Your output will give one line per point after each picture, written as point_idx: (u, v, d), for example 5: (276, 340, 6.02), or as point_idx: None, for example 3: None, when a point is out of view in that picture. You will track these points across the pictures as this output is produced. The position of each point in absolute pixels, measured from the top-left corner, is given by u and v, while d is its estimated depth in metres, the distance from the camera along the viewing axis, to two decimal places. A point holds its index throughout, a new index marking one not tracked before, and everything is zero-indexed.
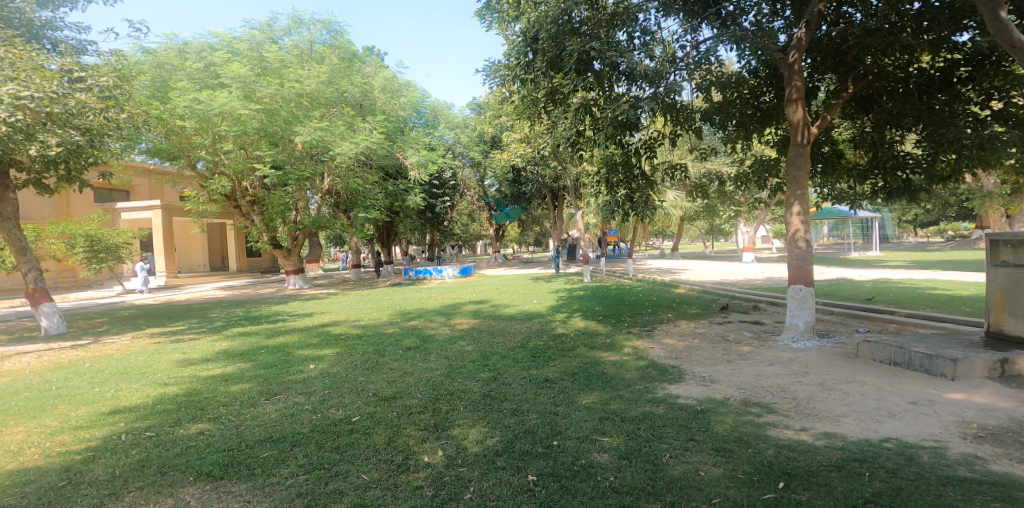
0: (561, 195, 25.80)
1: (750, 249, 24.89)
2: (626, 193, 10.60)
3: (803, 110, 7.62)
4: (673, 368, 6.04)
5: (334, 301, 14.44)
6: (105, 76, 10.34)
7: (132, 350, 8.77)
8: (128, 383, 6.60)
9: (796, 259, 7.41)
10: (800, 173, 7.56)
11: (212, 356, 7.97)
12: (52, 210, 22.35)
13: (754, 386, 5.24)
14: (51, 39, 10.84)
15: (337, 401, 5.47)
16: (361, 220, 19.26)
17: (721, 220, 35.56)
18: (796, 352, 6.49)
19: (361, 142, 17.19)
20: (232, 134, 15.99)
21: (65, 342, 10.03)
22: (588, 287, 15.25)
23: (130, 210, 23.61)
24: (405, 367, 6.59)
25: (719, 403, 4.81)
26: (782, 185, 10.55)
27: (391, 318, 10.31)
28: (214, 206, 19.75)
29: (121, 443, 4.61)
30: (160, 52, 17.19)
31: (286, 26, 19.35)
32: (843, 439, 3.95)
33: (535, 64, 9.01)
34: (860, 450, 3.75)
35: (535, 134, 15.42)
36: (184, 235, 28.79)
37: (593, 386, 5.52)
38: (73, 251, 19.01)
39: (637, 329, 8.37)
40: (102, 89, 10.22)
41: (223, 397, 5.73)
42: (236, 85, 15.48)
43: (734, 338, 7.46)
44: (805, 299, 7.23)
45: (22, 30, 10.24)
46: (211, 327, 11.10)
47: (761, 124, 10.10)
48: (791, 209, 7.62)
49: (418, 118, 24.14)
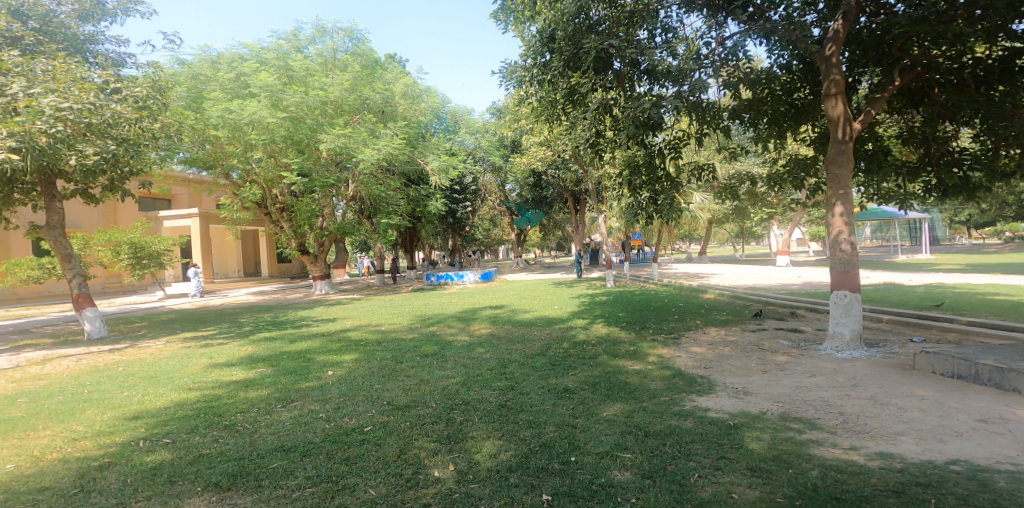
0: (584, 199, 25.47)
1: (784, 252, 24.07)
2: (651, 194, 10.24)
3: (842, 105, 7.18)
4: (703, 378, 5.70)
5: (358, 307, 14.44)
6: (140, 87, 10.59)
7: (163, 355, 8.86)
8: (153, 387, 6.61)
9: (840, 263, 6.95)
10: (841, 171, 7.12)
11: (236, 361, 7.97)
12: (100, 218, 23.23)
13: (793, 399, 4.87)
14: (94, 53, 11.15)
15: (352, 409, 5.33)
16: (384, 226, 19.34)
17: (750, 223, 34.58)
18: (840, 362, 6.06)
19: (384, 148, 17.27)
20: (261, 143, 16.29)
21: (102, 346, 10.25)
22: (612, 292, 14.89)
23: (170, 219, 24.30)
24: (421, 375, 6.42)
25: (754, 417, 4.47)
26: (820, 184, 10.02)
27: (411, 324, 10.19)
28: (246, 213, 20.13)
29: (137, 449, 4.56)
30: (192, 63, 17.63)
31: (312, 36, 19.66)
32: (900, 460, 3.57)
33: (552, 65, 8.76)
34: (921, 473, 3.37)
35: (554, 137, 15.19)
36: (218, 242, 29.51)
37: (616, 396, 5.24)
38: (118, 257, 19.59)
39: (663, 336, 8.02)
40: (137, 100, 10.45)
41: (239, 403, 5.67)
42: (264, 94, 15.75)
43: (768, 347, 7.05)
44: (851, 306, 6.78)
45: (67, 44, 10.54)
46: (239, 332, 11.19)
47: (796, 122, 9.61)
48: (833, 209, 7.18)
49: (439, 124, 24.24)
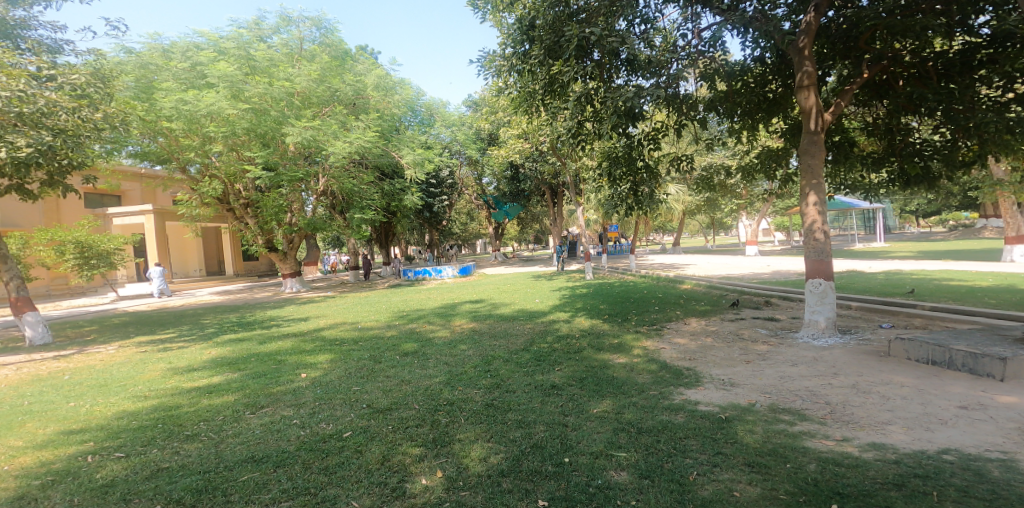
0: (562, 192, 25.42)
1: (753, 242, 24.53)
2: (631, 186, 10.21)
3: (815, 96, 7.21)
4: (688, 371, 5.63)
5: (330, 305, 14.00)
6: (78, 73, 10.00)
7: (116, 360, 8.35)
8: (104, 396, 6.17)
9: (814, 252, 6.99)
10: (814, 161, 7.16)
11: (200, 365, 7.55)
12: (41, 216, 22.00)
13: (779, 390, 4.84)
14: (25, 39, 10.40)
15: (328, 414, 5.06)
16: (357, 221, 18.83)
17: (721, 214, 35.14)
18: (819, 350, 6.09)
19: (356, 141, 16.77)
20: (221, 136, 15.60)
21: (48, 353, 9.61)
22: (590, 284, 14.86)
23: (120, 216, 23.17)
24: (402, 375, 6.19)
25: (745, 410, 4.41)
26: (792, 175, 10.12)
27: (389, 321, 9.88)
28: (208, 210, 19.34)
29: (86, 465, 4.19)
30: (142, 52, 16.75)
31: (275, 25, 18.91)
32: (894, 451, 3.55)
33: (532, 53, 8.57)
34: (917, 464, 3.36)
35: (533, 127, 15.00)
36: (178, 240, 28.35)
37: (604, 392, 5.12)
38: (63, 257, 18.57)
39: (645, 328, 7.97)
40: (74, 88, 9.85)
41: (205, 412, 5.33)
42: (223, 85, 15.05)
43: (749, 336, 7.07)
44: (826, 294, 6.84)
45: None
46: (202, 334, 10.67)
47: (768, 114, 9.65)
48: (807, 199, 7.21)
49: (413, 117, 23.79)
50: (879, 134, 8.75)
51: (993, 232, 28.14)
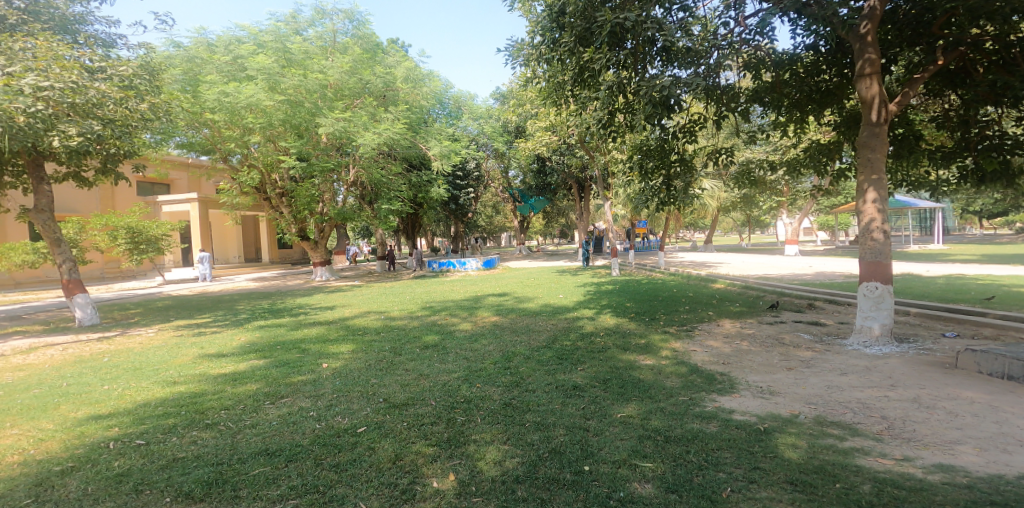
0: (589, 186, 25.00)
1: (793, 241, 23.59)
2: (664, 180, 9.81)
3: (877, 85, 6.71)
4: (722, 376, 5.30)
5: (358, 294, 14.08)
6: (127, 66, 10.13)
7: (153, 344, 8.52)
8: (136, 380, 6.25)
9: (871, 253, 6.50)
10: (875, 155, 6.66)
11: (229, 351, 7.60)
12: (98, 202, 22.92)
13: (825, 401, 4.47)
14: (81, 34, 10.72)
15: (345, 408, 4.97)
16: (385, 212, 18.93)
17: (758, 211, 33.97)
18: (870, 359, 5.65)
19: (384, 133, 16.82)
20: (258, 127, 15.85)
21: (92, 334, 9.90)
22: (618, 281, 14.50)
23: (170, 203, 23.96)
24: (421, 369, 6.05)
25: (786, 421, 4.07)
26: (844, 170, 9.53)
27: (413, 312, 9.80)
28: (246, 199, 19.74)
29: (105, 452, 4.18)
30: (187, 46, 17.13)
31: (311, 17, 19.10)
32: (965, 474, 3.19)
33: (562, 41, 8.25)
34: (994, 490, 3.00)
35: (559, 118, 14.66)
36: (219, 227, 29.14)
37: (630, 395, 4.85)
38: (116, 242, 19.24)
39: (675, 328, 7.62)
40: (123, 79, 9.96)
41: (226, 399, 5.32)
42: (261, 77, 15.27)
43: (788, 341, 6.64)
44: (882, 299, 6.35)
45: (56, 26, 10.11)
46: (234, 320, 10.82)
47: (819, 106, 9.08)
48: (864, 196, 6.71)
49: (442, 109, 23.91)
50: (952, 126, 8.17)
51: None
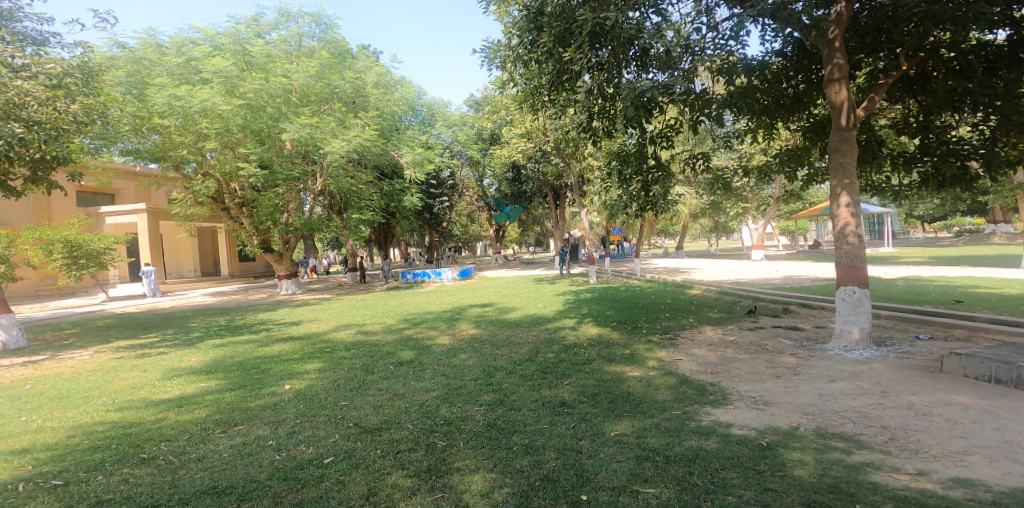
0: (564, 194, 24.88)
1: (759, 246, 23.99)
2: (641, 185, 9.64)
3: (847, 90, 6.66)
4: (713, 386, 5.07)
5: (325, 308, 13.44)
6: (56, 63, 9.41)
7: (88, 368, 7.74)
8: (63, 410, 5.59)
9: (846, 257, 6.43)
10: (846, 159, 6.60)
11: (178, 372, 6.96)
12: (31, 215, 21.45)
13: (822, 410, 4.30)
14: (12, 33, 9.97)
15: (309, 435, 4.51)
16: (356, 222, 18.26)
17: (726, 217, 34.56)
18: (857, 364, 5.54)
19: (354, 140, 16.23)
20: (214, 133, 15.08)
21: (20, 358, 9.00)
22: (595, 288, 14.32)
23: (113, 214, 22.66)
24: (394, 388, 5.63)
25: (788, 434, 3.86)
26: (814, 175, 9.53)
27: (388, 325, 9.31)
28: (202, 210, 18.78)
29: (11, 497, 3.65)
30: (137, 48, 16.25)
31: (274, 20, 18.43)
32: (986, 489, 3.05)
33: (541, 42, 8.02)
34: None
35: (536, 124, 14.45)
36: (172, 240, 27.72)
37: (621, 412, 4.57)
38: (51, 257, 17.97)
39: (658, 337, 7.40)
40: (51, 78, 9.26)
41: (168, 429, 4.76)
42: (218, 80, 14.56)
43: (772, 346, 6.50)
44: (860, 303, 6.26)
45: None
46: (187, 339, 10.08)
47: (789, 113, 9.08)
48: (837, 200, 6.62)
49: (414, 117, 23.47)
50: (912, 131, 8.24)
51: (1003, 237, 27.57)
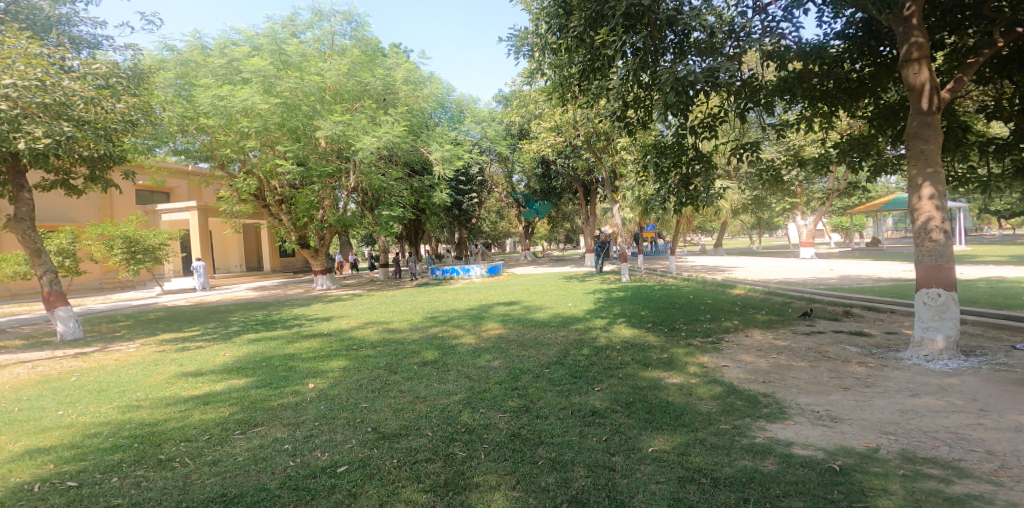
0: (595, 189, 24.30)
1: (808, 244, 22.72)
2: (681, 179, 8.95)
3: (927, 71, 5.97)
4: (767, 397, 4.57)
5: (357, 304, 13.41)
6: (102, 63, 9.59)
7: (130, 360, 7.83)
8: (96, 404, 5.57)
9: (929, 256, 5.75)
10: (929, 146, 5.89)
11: (209, 368, 6.91)
12: (95, 212, 22.48)
13: (903, 429, 3.75)
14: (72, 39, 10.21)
15: (326, 439, 4.28)
16: (386, 218, 18.28)
17: (770, 213, 33.05)
18: (940, 376, 4.90)
19: (384, 136, 16.22)
20: (254, 131, 15.32)
21: (69, 350, 9.22)
22: (628, 287, 13.73)
23: (168, 212, 23.55)
24: (417, 390, 5.36)
25: (867, 458, 3.36)
26: (880, 166, 8.65)
27: (415, 323, 9.09)
28: (246, 207, 19.19)
29: (26, 498, 3.54)
30: (182, 50, 16.68)
31: (308, 20, 18.61)
32: None
33: (571, 26, 7.51)
34: None
35: (566, 117, 13.94)
36: (220, 236, 28.63)
37: (661, 424, 4.14)
38: (112, 252, 18.78)
39: (699, 340, 6.87)
40: (97, 78, 9.45)
41: (189, 429, 4.62)
42: (256, 79, 14.75)
43: (833, 354, 5.87)
44: (946, 308, 5.56)
45: (41, 29, 9.65)
46: (223, 333, 10.15)
47: (850, 99, 8.28)
48: (918, 191, 5.94)
49: (445, 113, 23.42)
50: (1008, 113, 7.36)
51: None
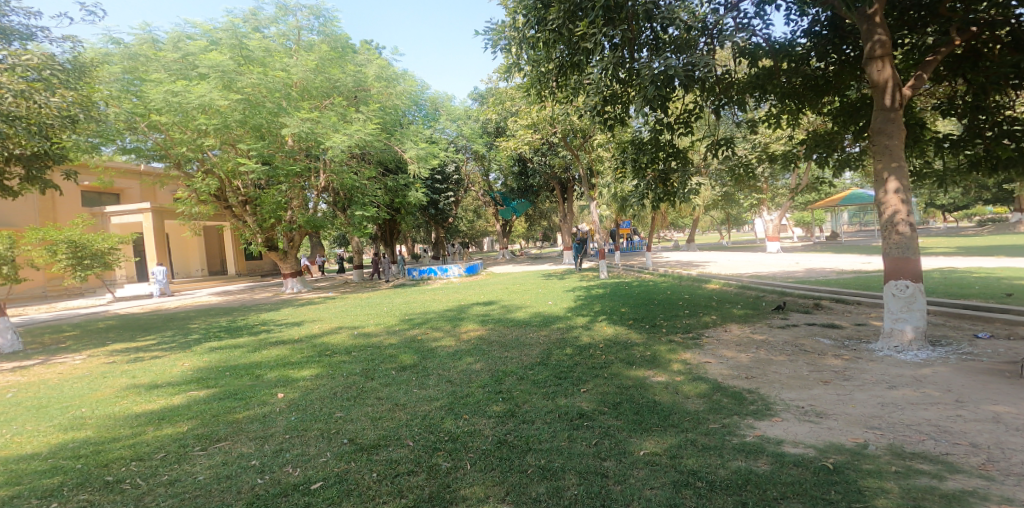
0: (572, 187, 24.34)
1: (774, 239, 23.28)
2: (659, 174, 8.98)
3: (890, 68, 6.03)
4: (752, 394, 4.54)
5: (329, 307, 12.98)
6: (33, 54, 8.97)
7: (77, 373, 7.31)
8: (38, 422, 5.13)
9: (896, 249, 5.83)
10: (893, 142, 5.95)
11: (166, 379, 6.49)
12: (36, 215, 21.21)
13: (888, 423, 3.76)
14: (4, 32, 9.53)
15: (299, 453, 4.02)
16: (359, 219, 17.76)
17: (739, 209, 33.74)
18: (917, 367, 4.96)
19: (356, 134, 15.78)
20: (212, 129, 14.65)
21: (10, 364, 8.58)
22: (606, 284, 13.71)
23: (120, 214, 22.39)
24: (395, 397, 5.14)
25: (857, 455, 3.33)
26: (846, 161, 8.81)
27: (390, 326, 8.80)
28: (206, 208, 18.38)
29: None
30: (132, 43, 15.82)
31: (273, 14, 17.91)
32: None
33: (549, 19, 7.41)
34: None
35: (544, 114, 13.83)
36: (179, 239, 27.42)
37: (650, 426, 4.05)
38: (56, 258, 17.68)
39: (680, 336, 6.84)
40: (28, 70, 8.82)
41: (142, 446, 4.27)
42: (214, 75, 14.06)
43: (809, 346, 5.90)
44: (914, 299, 5.67)
45: None
46: (183, 341, 9.63)
47: (816, 96, 8.39)
48: (883, 186, 6.01)
49: (418, 111, 23.03)
50: (962, 111, 7.49)
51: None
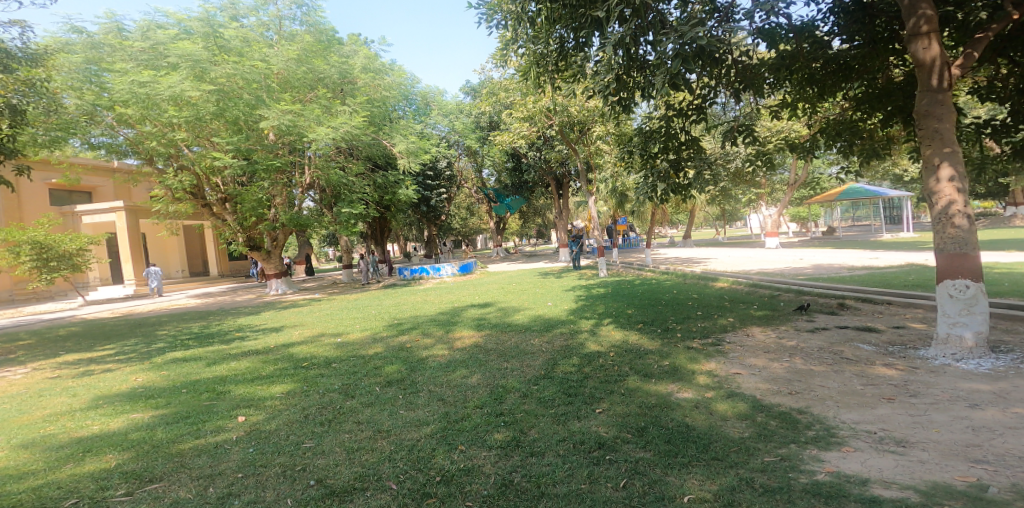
0: (567, 183, 23.58)
1: (775, 234, 22.71)
2: (670, 164, 8.24)
3: (938, 45, 5.28)
4: (804, 415, 3.81)
5: (313, 310, 12.08)
6: None
7: (12, 391, 6.40)
8: None
9: (952, 244, 5.13)
10: (945, 125, 5.23)
11: (110, 398, 5.63)
12: (1, 214, 20.05)
13: (992, 455, 3.04)
14: None
15: (251, 500, 3.24)
16: (346, 216, 16.73)
17: (737, 205, 33.20)
18: (992, 381, 4.26)
19: (341, 127, 14.77)
20: (184, 122, 13.66)
21: None
22: (607, 283, 12.96)
23: (91, 213, 21.27)
24: (378, 421, 4.34)
25: (978, 501, 2.61)
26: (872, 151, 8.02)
27: (376, 332, 7.97)
28: (183, 207, 17.37)
29: None
30: (98, 33, 14.80)
31: (253, 4, 16.76)
32: None
33: None
34: None
35: (542, 105, 13.02)
36: (158, 240, 26.26)
37: (688, 460, 3.31)
38: (20, 260, 16.61)
39: (699, 343, 6.10)
40: None
41: (49, 491, 3.49)
42: (184, 64, 13.09)
43: (850, 354, 5.19)
44: (975, 302, 4.99)
45: None
46: (144, 351, 8.73)
47: (840, 81, 7.61)
48: (935, 173, 5.29)
49: (409, 106, 22.18)
50: (1011, 93, 6.78)
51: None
